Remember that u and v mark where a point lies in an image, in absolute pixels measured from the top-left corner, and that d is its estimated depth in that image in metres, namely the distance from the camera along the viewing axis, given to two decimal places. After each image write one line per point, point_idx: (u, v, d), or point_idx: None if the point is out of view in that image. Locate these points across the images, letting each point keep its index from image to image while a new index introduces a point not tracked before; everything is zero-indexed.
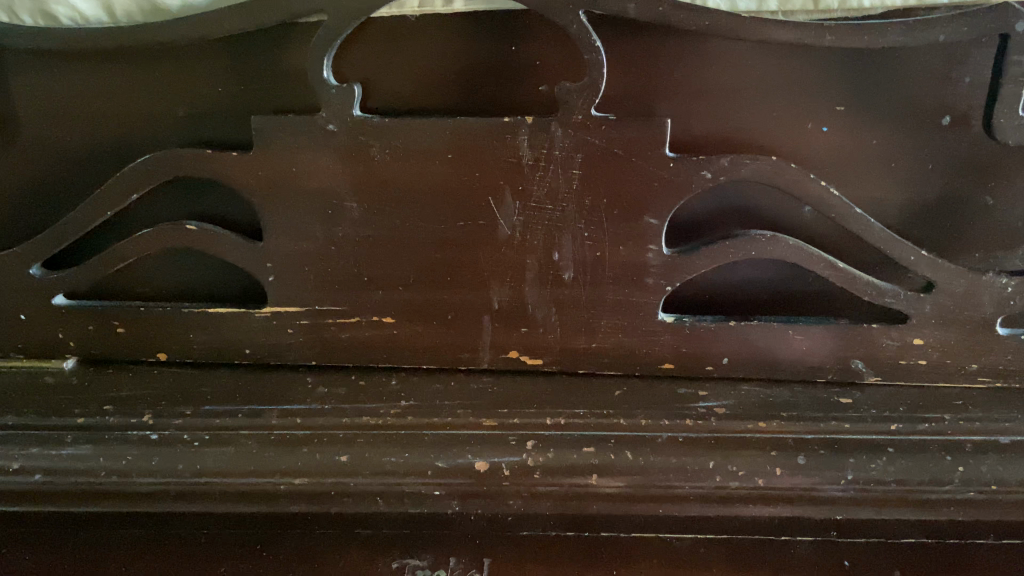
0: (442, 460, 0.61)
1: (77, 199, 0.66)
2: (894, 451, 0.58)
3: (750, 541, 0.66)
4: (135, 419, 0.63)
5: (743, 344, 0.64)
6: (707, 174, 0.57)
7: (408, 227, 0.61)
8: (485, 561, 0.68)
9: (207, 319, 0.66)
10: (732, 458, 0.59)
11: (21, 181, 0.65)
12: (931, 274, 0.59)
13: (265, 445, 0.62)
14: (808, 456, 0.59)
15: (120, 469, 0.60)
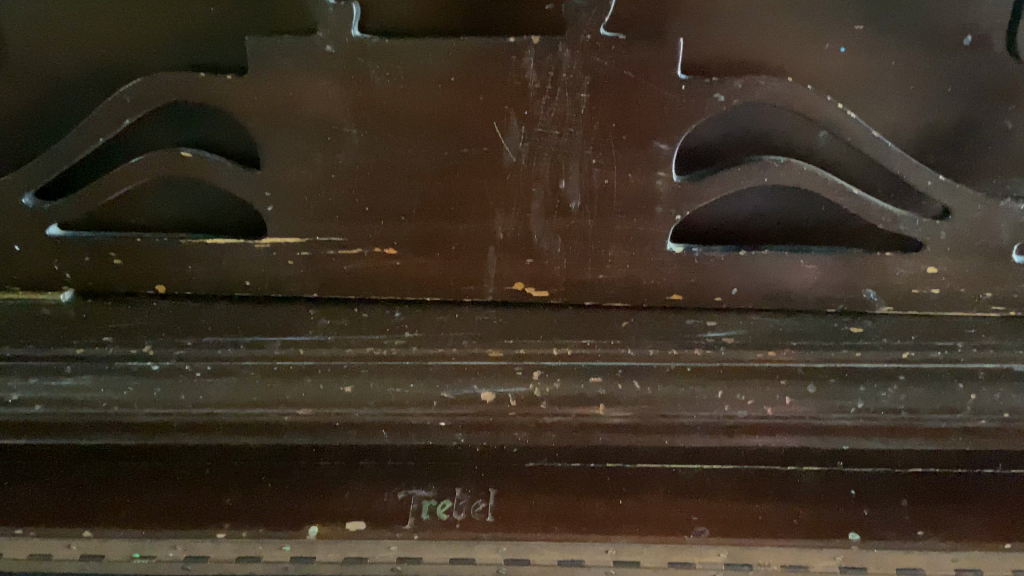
0: (448, 391, 0.62)
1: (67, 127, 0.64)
2: (906, 378, 0.58)
3: (754, 472, 0.66)
4: (134, 349, 0.62)
5: (753, 274, 0.62)
6: (721, 97, 0.55)
7: (410, 155, 0.59)
8: (491, 492, 0.67)
9: (204, 251, 0.65)
10: (740, 387, 0.60)
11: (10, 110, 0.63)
12: (948, 201, 0.57)
13: (267, 376, 0.62)
14: (817, 384, 0.59)
15: (121, 400, 0.61)
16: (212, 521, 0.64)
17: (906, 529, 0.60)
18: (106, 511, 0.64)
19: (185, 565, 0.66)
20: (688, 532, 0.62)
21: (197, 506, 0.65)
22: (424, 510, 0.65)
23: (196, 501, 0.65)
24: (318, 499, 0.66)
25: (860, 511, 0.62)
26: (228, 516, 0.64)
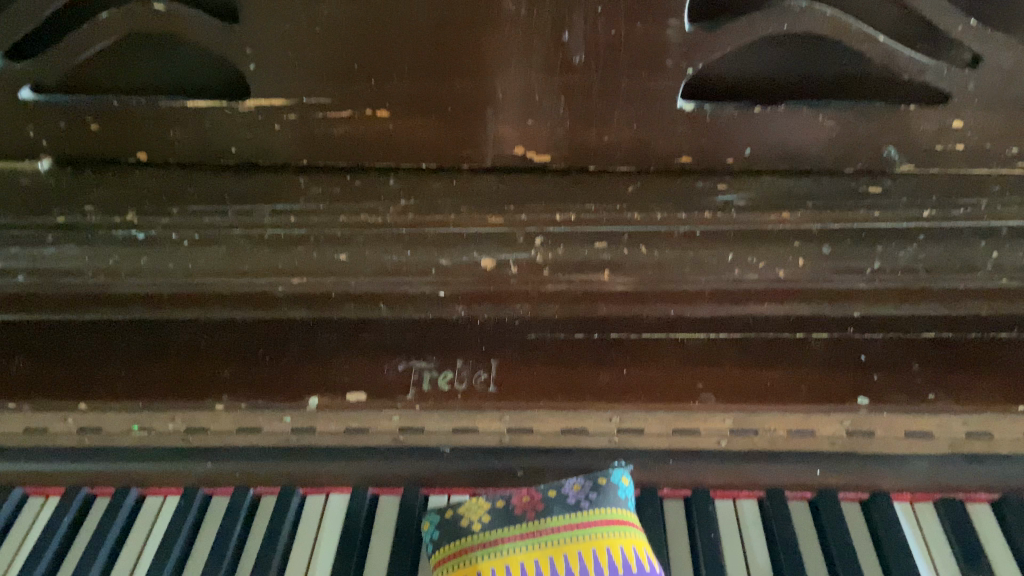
0: (445, 259, 0.59)
1: None
2: (925, 238, 0.56)
3: (763, 339, 0.64)
4: (117, 218, 0.59)
5: (769, 133, 0.58)
6: None
7: (401, 4, 0.54)
8: (492, 363, 0.65)
9: (185, 115, 0.60)
10: (752, 249, 0.57)
11: None
12: (978, 46, 0.53)
13: (259, 244, 0.59)
14: (832, 245, 0.56)
15: (108, 270, 0.59)
16: (211, 392, 0.63)
17: (916, 392, 0.59)
18: (101, 384, 0.63)
19: (186, 437, 0.66)
20: (694, 399, 0.61)
21: (197, 378, 0.63)
22: (424, 380, 0.64)
23: (191, 375, 0.63)
24: (318, 371, 0.64)
25: (870, 376, 0.60)
26: (227, 388, 0.63)
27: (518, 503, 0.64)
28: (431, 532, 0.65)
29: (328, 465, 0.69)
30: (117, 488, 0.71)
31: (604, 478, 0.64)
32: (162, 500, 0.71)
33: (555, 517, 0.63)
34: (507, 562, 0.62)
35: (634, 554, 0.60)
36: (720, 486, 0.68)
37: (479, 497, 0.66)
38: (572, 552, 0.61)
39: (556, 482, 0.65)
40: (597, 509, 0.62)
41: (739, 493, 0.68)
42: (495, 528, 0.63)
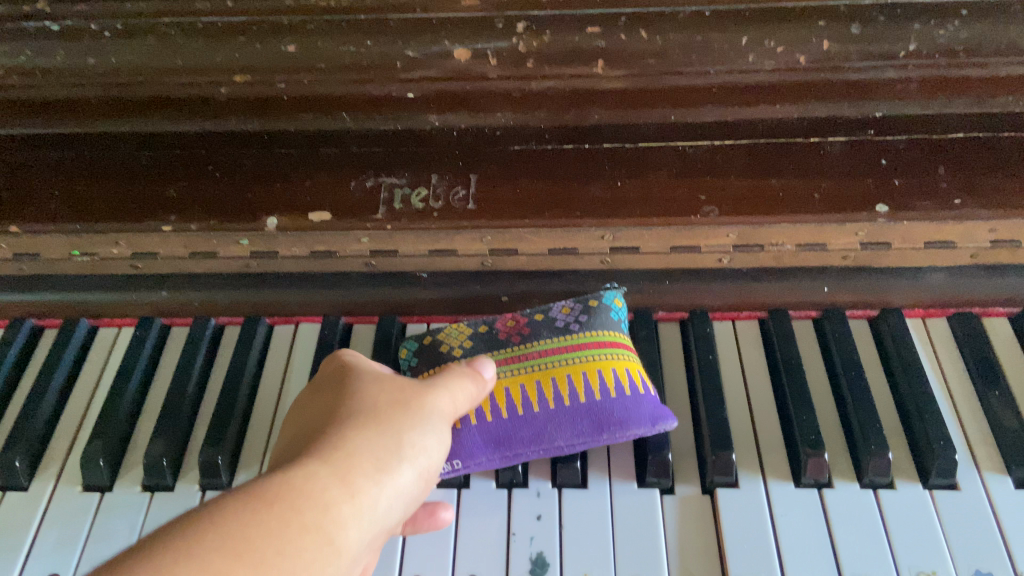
0: (412, 50, 0.51)
1: None
2: (969, 13, 0.48)
3: (773, 146, 0.57)
4: (27, 8, 0.50)
5: None
6: None
7: None
8: (471, 178, 0.58)
9: None
10: (770, 32, 0.49)
11: None
12: None
13: (191, 35, 0.51)
14: (863, 25, 0.48)
15: (18, 67, 0.51)
16: (158, 213, 0.56)
17: (942, 198, 0.53)
18: (33, 204, 0.56)
19: (134, 263, 0.60)
20: (696, 213, 0.55)
21: (139, 198, 0.57)
22: (396, 199, 0.57)
23: (136, 195, 0.57)
24: (276, 188, 0.58)
25: (891, 182, 0.54)
26: (174, 208, 0.57)
27: (504, 329, 0.60)
28: (408, 360, 0.61)
29: (297, 293, 0.64)
30: (69, 318, 0.66)
31: (595, 300, 0.59)
32: (117, 332, 0.66)
33: (543, 342, 0.58)
34: (491, 389, 0.57)
35: (626, 376, 0.56)
36: (720, 307, 0.64)
37: (460, 322, 0.62)
38: (561, 377, 0.57)
39: (542, 307, 0.61)
40: (591, 331, 0.58)
41: (739, 315, 0.64)
42: (478, 354, 0.59)
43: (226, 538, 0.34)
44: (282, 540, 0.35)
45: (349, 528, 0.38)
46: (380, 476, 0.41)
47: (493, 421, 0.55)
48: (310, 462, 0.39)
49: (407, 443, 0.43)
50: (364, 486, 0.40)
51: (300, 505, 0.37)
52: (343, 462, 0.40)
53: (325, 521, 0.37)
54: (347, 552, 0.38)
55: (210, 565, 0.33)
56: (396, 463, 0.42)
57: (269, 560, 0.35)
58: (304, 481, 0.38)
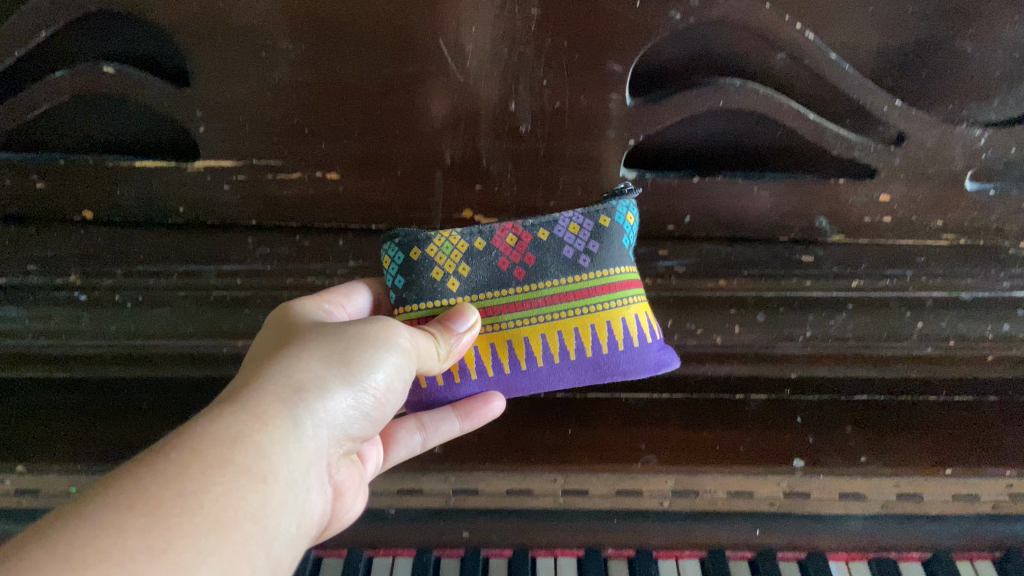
0: None
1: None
2: (854, 307, 0.59)
3: (704, 400, 0.67)
4: (60, 279, 0.61)
5: (707, 202, 0.61)
6: (675, 14, 0.54)
7: (353, 71, 0.57)
8: None
9: (133, 173, 0.61)
10: (689, 315, 0.60)
11: None
12: (902, 125, 0.56)
13: (203, 306, 0.63)
14: (766, 313, 0.60)
15: (49, 330, 0.60)
16: None
17: (850, 455, 0.61)
18: (40, 447, 0.63)
19: None
20: (636, 461, 0.62)
21: (136, 440, 0.64)
22: None
23: (133, 433, 0.64)
24: None
25: (806, 439, 0.62)
26: None
27: (504, 252, 0.57)
28: (393, 271, 0.58)
29: None
30: None
31: (606, 219, 0.56)
32: None
33: (552, 284, 0.57)
34: (492, 340, 0.58)
35: (635, 322, 0.57)
36: (666, 547, 0.70)
37: (450, 232, 0.57)
38: (569, 330, 0.57)
39: (547, 218, 0.57)
40: (604, 271, 0.57)
41: (682, 553, 0.72)
42: (476, 289, 0.58)
43: (122, 492, 0.35)
44: (188, 483, 0.37)
45: (267, 457, 0.41)
46: (298, 404, 0.45)
47: (495, 375, 0.58)
48: (215, 410, 0.42)
49: (325, 368, 0.48)
50: (276, 413, 0.43)
51: (204, 448, 0.39)
52: (257, 398, 0.44)
53: (233, 457, 0.39)
54: (271, 481, 0.41)
55: (102, 521, 0.33)
56: (313, 389, 0.47)
57: (171, 496, 0.36)
58: (208, 423, 0.40)
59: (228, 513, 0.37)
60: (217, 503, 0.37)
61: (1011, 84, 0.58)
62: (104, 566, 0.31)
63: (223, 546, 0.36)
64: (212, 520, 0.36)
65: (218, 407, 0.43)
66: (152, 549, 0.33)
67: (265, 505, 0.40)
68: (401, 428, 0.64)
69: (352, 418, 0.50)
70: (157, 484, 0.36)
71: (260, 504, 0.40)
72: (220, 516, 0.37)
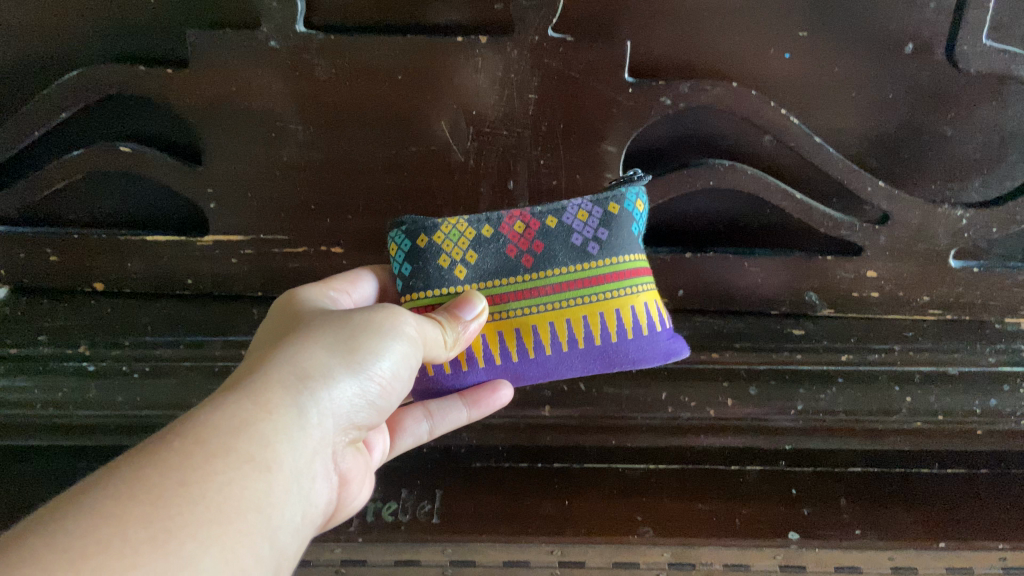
0: None
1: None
2: (843, 380, 0.60)
3: (698, 471, 0.68)
4: (70, 350, 0.62)
5: (700, 276, 0.63)
6: (666, 99, 0.56)
7: (358, 152, 0.60)
8: (436, 492, 0.68)
9: (143, 248, 0.64)
10: (684, 388, 0.60)
11: None
12: (887, 206, 0.58)
13: (208, 377, 0.62)
14: (759, 386, 0.60)
15: (55, 401, 0.61)
16: None
17: (844, 528, 0.64)
18: None
19: None
20: (633, 533, 0.65)
21: None
22: (369, 511, 0.67)
23: None
24: None
25: (801, 511, 0.65)
26: None
27: (511, 240, 0.50)
28: (399, 260, 0.50)
29: None
30: None
31: (616, 206, 0.50)
32: None
33: (559, 272, 0.50)
34: (499, 329, 0.50)
35: (645, 311, 0.50)
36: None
37: (458, 218, 0.50)
38: (577, 318, 0.50)
39: (554, 205, 0.50)
40: (613, 259, 0.50)
41: None
42: (484, 277, 0.50)
43: (121, 480, 0.30)
44: (187, 473, 0.32)
45: (271, 446, 0.36)
46: (302, 393, 0.39)
47: (502, 364, 0.50)
48: (216, 396, 0.37)
49: (328, 358, 0.41)
50: (281, 400, 0.37)
51: (206, 435, 0.34)
52: (260, 383, 0.38)
53: (237, 443, 0.34)
54: (275, 470, 0.35)
55: (100, 510, 0.29)
56: (319, 376, 0.40)
57: (171, 489, 0.31)
58: (208, 408, 0.35)
59: (231, 504, 0.32)
60: (220, 494, 0.32)
61: (989, 165, 0.61)
62: (98, 562, 0.27)
63: (227, 537, 0.31)
64: (213, 515, 0.31)
65: (220, 393, 0.37)
66: (152, 551, 0.28)
67: (271, 496, 0.35)
68: (408, 416, 0.58)
69: (360, 409, 0.43)
70: (157, 473, 0.31)
71: (264, 494, 0.34)
72: (219, 509, 0.32)
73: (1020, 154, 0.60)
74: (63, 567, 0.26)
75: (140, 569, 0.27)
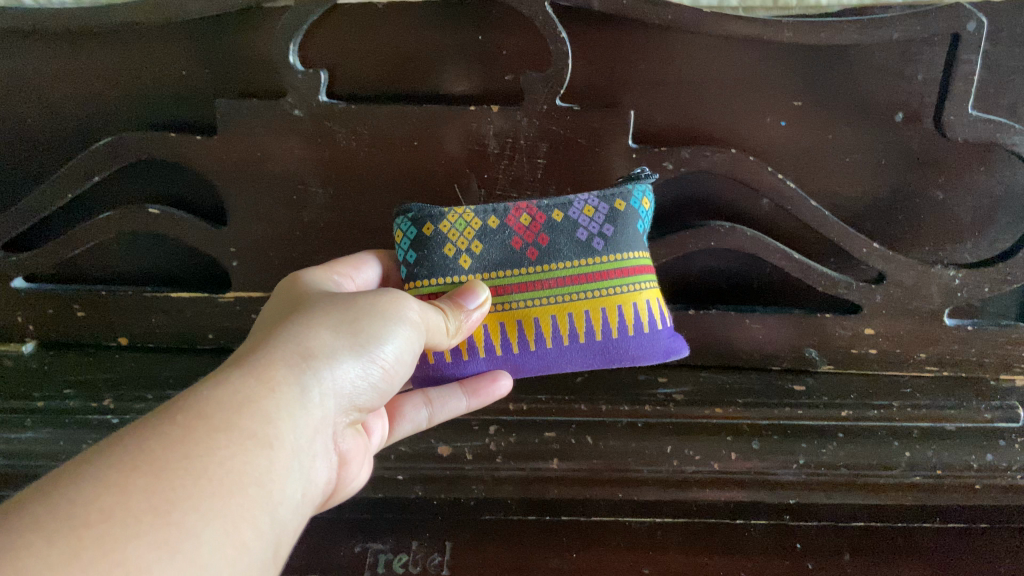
0: (405, 445, 0.63)
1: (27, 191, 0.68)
2: (844, 436, 0.62)
3: (704, 524, 0.70)
4: (95, 403, 0.64)
5: (703, 331, 0.65)
6: (669, 165, 0.59)
7: (375, 212, 0.63)
8: (446, 544, 0.70)
9: (167, 303, 0.66)
10: (688, 442, 0.62)
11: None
12: (882, 266, 0.60)
13: None
14: (761, 441, 0.62)
15: (79, 453, 0.63)
16: None
17: None
18: None
19: None
20: None
21: None
22: (380, 563, 0.69)
23: None
24: None
25: (805, 564, 0.67)
26: None
27: (518, 232, 0.52)
28: (405, 246, 0.53)
29: None
30: None
31: (622, 202, 0.52)
32: None
33: (564, 266, 0.52)
34: (501, 319, 0.52)
35: (646, 308, 0.53)
36: None
37: (464, 209, 0.53)
38: (579, 312, 0.52)
39: (562, 199, 0.52)
40: (617, 256, 0.52)
41: None
42: (489, 268, 0.52)
43: (125, 452, 0.31)
44: (191, 446, 0.33)
45: (274, 423, 0.37)
46: (305, 372, 0.40)
47: (503, 355, 0.53)
48: (222, 372, 0.38)
49: (331, 340, 0.42)
50: (284, 380, 0.39)
51: (210, 411, 0.35)
52: (264, 362, 0.39)
53: (240, 420, 0.35)
54: (277, 447, 0.36)
55: (105, 479, 0.30)
56: (320, 358, 0.41)
57: (174, 461, 0.32)
58: (214, 385, 0.36)
59: (233, 477, 0.33)
60: (222, 467, 0.33)
61: (981, 228, 0.63)
62: (100, 531, 0.28)
63: (230, 510, 0.32)
64: (214, 488, 0.32)
65: (226, 370, 0.39)
66: (153, 520, 0.29)
67: (273, 471, 0.36)
68: (408, 403, 0.59)
69: (361, 390, 0.44)
70: (162, 445, 0.32)
71: (266, 470, 0.35)
72: (221, 482, 0.32)
73: (1011, 217, 0.63)
74: (66, 535, 0.27)
75: (141, 539, 0.28)
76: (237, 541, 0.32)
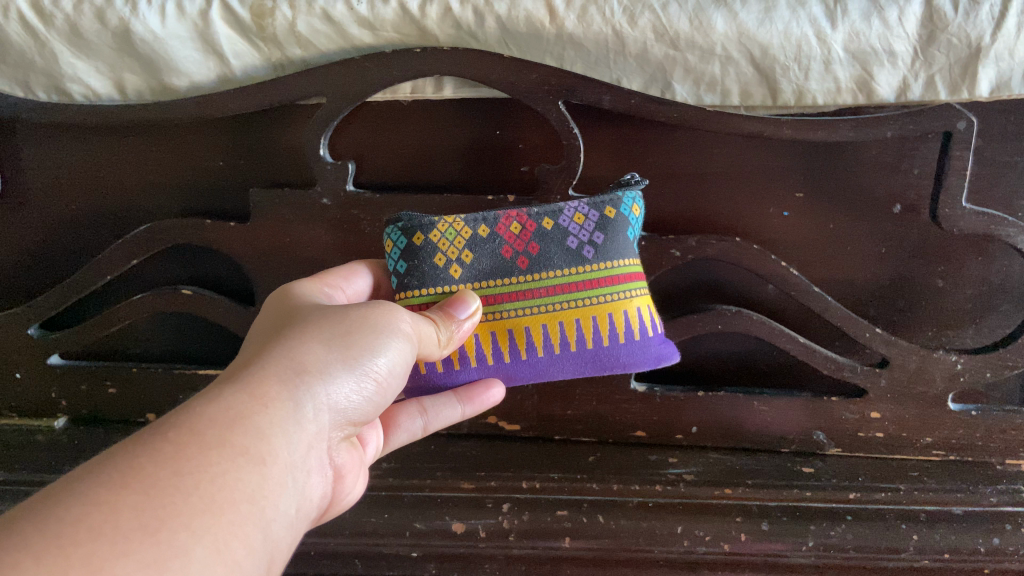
0: (419, 521, 0.65)
1: (69, 273, 0.71)
2: (853, 518, 0.62)
3: None
4: None
5: (711, 413, 0.67)
6: (676, 252, 0.62)
7: None
8: None
9: (195, 381, 0.69)
10: (698, 522, 0.63)
11: (38, 248, 0.70)
12: (885, 350, 0.62)
13: None
14: (770, 522, 0.62)
15: None
16: None
17: None
18: None
19: None
20: None
21: None
22: None
23: None
24: None
25: None
26: None
27: (508, 241, 0.53)
28: (395, 257, 0.53)
29: None
30: None
31: (612, 210, 0.53)
32: None
33: (553, 274, 0.52)
34: (492, 328, 0.53)
35: (638, 316, 0.53)
36: None
37: (454, 218, 0.53)
38: (570, 320, 0.52)
39: (552, 207, 0.53)
40: (607, 264, 0.52)
41: None
42: (480, 277, 0.52)
43: (115, 470, 0.31)
44: (182, 462, 0.33)
45: (267, 439, 0.37)
46: (299, 387, 0.40)
47: (494, 364, 0.53)
48: (214, 389, 0.38)
49: (325, 355, 0.42)
50: (277, 395, 0.38)
51: (201, 426, 0.35)
52: (258, 378, 0.39)
53: (232, 436, 0.35)
54: (270, 463, 0.36)
55: (94, 497, 0.30)
56: (315, 373, 0.41)
57: (164, 479, 0.31)
58: (205, 401, 0.36)
59: (224, 493, 0.33)
60: (213, 484, 0.33)
61: (982, 314, 0.65)
62: (89, 548, 0.28)
63: (221, 528, 0.32)
64: (204, 504, 0.32)
65: (218, 386, 0.38)
66: (142, 538, 0.29)
67: (266, 488, 0.35)
68: (402, 413, 0.60)
69: (356, 405, 0.44)
70: (152, 463, 0.32)
71: (259, 485, 0.35)
72: (211, 499, 0.32)
73: (1010, 304, 0.65)
74: (54, 554, 0.27)
75: (133, 557, 0.28)
76: (228, 559, 0.32)
